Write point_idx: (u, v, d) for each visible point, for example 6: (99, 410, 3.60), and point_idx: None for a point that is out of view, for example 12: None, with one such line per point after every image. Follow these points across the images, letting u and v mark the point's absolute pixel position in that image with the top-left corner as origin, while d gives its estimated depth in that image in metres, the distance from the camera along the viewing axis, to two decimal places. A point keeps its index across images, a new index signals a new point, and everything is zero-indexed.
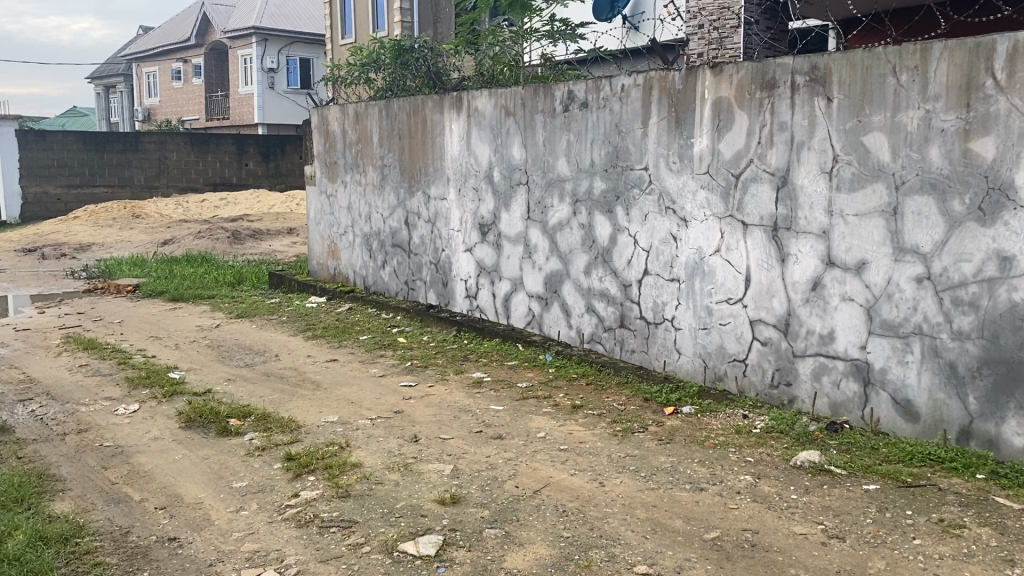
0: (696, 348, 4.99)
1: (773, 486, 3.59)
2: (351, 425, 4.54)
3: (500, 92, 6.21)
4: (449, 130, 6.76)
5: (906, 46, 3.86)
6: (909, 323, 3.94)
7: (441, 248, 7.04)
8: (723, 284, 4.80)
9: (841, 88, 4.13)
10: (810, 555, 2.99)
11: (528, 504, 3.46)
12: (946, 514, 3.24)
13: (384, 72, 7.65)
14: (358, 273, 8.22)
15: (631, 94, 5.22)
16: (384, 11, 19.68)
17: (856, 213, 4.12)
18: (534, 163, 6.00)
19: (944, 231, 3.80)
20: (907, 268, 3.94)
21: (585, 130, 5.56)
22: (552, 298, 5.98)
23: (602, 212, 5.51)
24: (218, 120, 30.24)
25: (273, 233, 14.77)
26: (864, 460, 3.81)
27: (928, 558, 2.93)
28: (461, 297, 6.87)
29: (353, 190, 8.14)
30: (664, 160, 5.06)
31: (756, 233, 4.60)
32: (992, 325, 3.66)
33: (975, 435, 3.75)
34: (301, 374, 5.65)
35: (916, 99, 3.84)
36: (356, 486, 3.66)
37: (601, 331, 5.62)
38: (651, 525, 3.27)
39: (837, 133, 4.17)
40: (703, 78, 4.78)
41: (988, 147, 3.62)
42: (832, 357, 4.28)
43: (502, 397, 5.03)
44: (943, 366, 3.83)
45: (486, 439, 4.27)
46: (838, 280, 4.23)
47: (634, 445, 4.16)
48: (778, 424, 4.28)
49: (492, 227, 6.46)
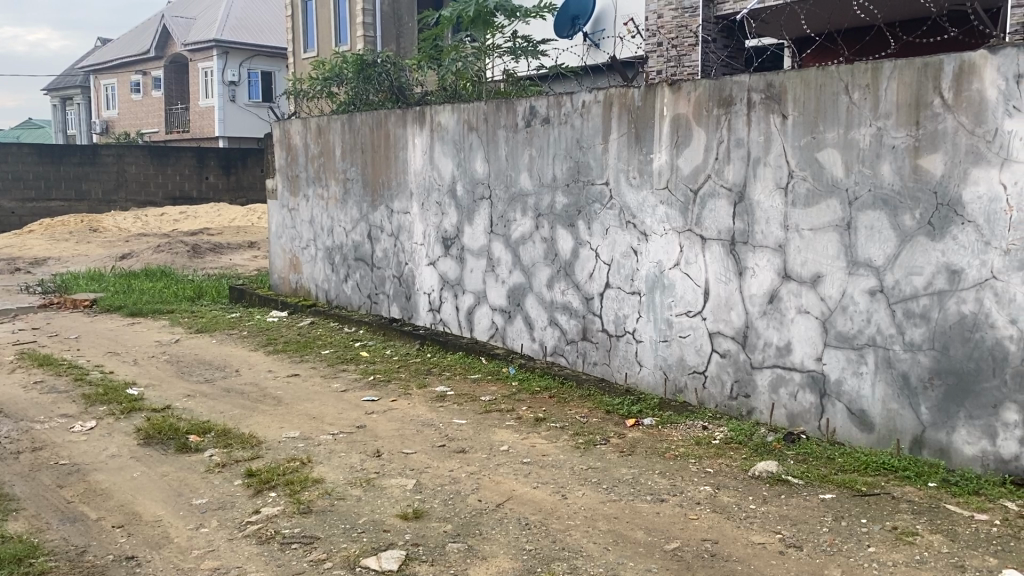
0: (656, 360, 5.05)
1: (731, 496, 3.65)
2: (312, 440, 4.51)
3: (463, 107, 6.25)
4: (411, 144, 6.78)
5: (858, 65, 3.96)
6: (864, 335, 4.03)
7: (404, 261, 7.03)
8: (683, 297, 4.87)
9: (796, 105, 4.23)
10: (768, 563, 3.04)
11: (491, 517, 3.47)
12: (900, 522, 3.31)
13: (346, 85, 7.61)
14: (320, 286, 8.18)
15: (592, 110, 5.28)
16: (347, 25, 19.66)
17: (811, 227, 4.21)
18: (497, 177, 6.04)
19: (896, 246, 3.90)
20: (861, 281, 4.03)
21: (547, 145, 5.62)
22: (515, 311, 6.01)
23: (564, 226, 5.56)
24: (179, 133, 29.91)
25: (234, 247, 14.60)
26: (821, 469, 3.89)
27: (882, 565, 2.99)
28: (424, 311, 6.87)
29: (315, 203, 8.11)
30: (624, 175, 5.13)
31: (714, 247, 4.67)
32: (943, 337, 3.76)
33: (927, 444, 3.84)
34: (263, 390, 5.61)
35: (868, 117, 3.95)
36: (318, 501, 3.64)
37: (564, 344, 5.66)
38: (613, 536, 3.30)
39: (791, 149, 4.26)
40: (662, 95, 4.86)
41: (936, 163, 3.74)
42: (789, 369, 4.36)
43: (466, 410, 5.04)
44: (896, 377, 3.92)
45: (449, 453, 4.28)
46: (794, 293, 4.31)
47: (596, 457, 4.19)
48: (737, 435, 4.35)
49: (455, 241, 6.48)
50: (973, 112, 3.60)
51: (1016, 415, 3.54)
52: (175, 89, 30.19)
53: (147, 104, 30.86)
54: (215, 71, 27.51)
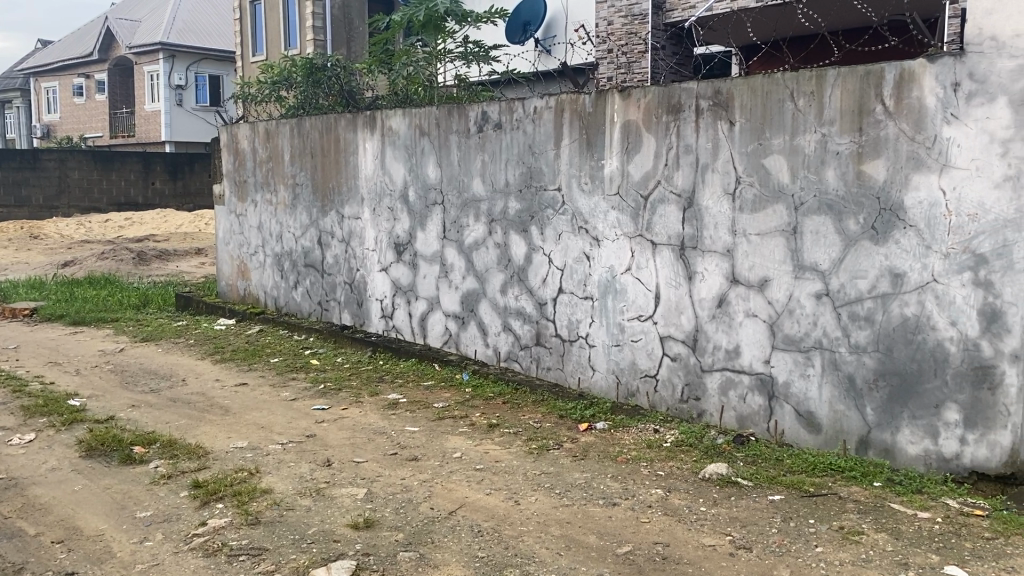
0: (609, 364, 5.07)
1: (682, 498, 3.68)
2: (261, 450, 4.44)
3: (414, 112, 6.22)
4: (362, 149, 6.72)
5: (803, 73, 4.03)
6: (811, 338, 4.10)
7: (355, 267, 6.96)
8: (634, 302, 4.90)
9: (743, 111, 4.29)
10: (718, 565, 3.07)
11: (443, 525, 3.45)
12: (846, 522, 3.36)
13: (295, 89, 7.54)
14: (269, 293, 8.06)
15: (543, 116, 5.29)
16: (296, 28, 19.46)
17: (758, 232, 4.27)
18: (449, 182, 6.02)
19: (840, 250, 3.97)
20: (807, 284, 4.10)
21: (499, 150, 5.61)
22: (468, 317, 5.99)
23: (517, 232, 5.56)
24: (124, 137, 29.31)
25: (181, 253, 14.34)
26: (769, 471, 3.94)
27: (829, 564, 3.04)
28: (376, 317, 6.81)
29: (263, 209, 7.99)
30: (576, 181, 5.15)
31: (664, 252, 4.71)
32: (886, 339, 3.84)
33: (872, 445, 3.92)
34: (210, 399, 5.50)
35: (813, 123, 4.02)
36: (266, 512, 3.58)
37: (517, 349, 5.66)
38: (566, 542, 3.29)
39: (739, 156, 4.32)
40: (613, 101, 4.89)
41: (879, 169, 3.82)
42: (738, 371, 4.41)
43: (418, 417, 5.01)
44: (842, 379, 3.99)
45: (401, 461, 4.24)
46: (742, 297, 4.37)
47: (549, 462, 4.20)
48: (688, 438, 4.38)
49: (408, 246, 6.43)
50: (913, 119, 3.69)
51: (956, 414, 3.63)
52: (120, 92, 29.60)
53: (90, 108, 30.17)
54: (161, 74, 27.01)
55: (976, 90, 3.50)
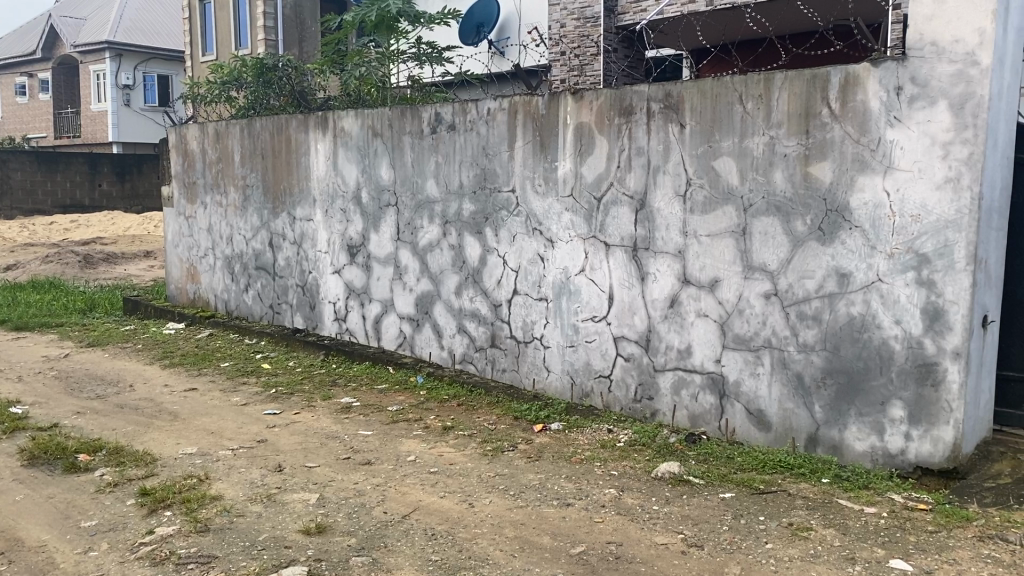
0: (564, 365, 5.08)
1: (635, 498, 3.71)
2: (211, 456, 4.37)
3: (367, 113, 6.17)
4: (314, 150, 6.66)
5: (751, 76, 4.09)
6: (760, 337, 4.16)
7: (307, 270, 6.88)
8: (588, 303, 4.92)
9: (693, 115, 4.33)
10: (671, 564, 3.09)
11: (396, 529, 3.42)
12: (795, 518, 3.42)
13: (246, 90, 7.46)
14: (219, 297, 7.94)
15: (497, 118, 5.29)
16: (247, 28, 19.20)
17: (708, 233, 4.32)
18: (403, 184, 5.98)
19: (788, 250, 4.04)
20: (757, 285, 4.16)
21: (453, 151, 5.60)
22: (423, 319, 5.96)
23: (471, 233, 5.55)
24: (70, 138, 28.65)
25: (129, 256, 14.06)
26: (720, 469, 3.98)
27: (779, 561, 3.08)
28: (329, 320, 6.74)
29: (213, 211, 7.87)
30: (530, 182, 5.16)
31: (617, 253, 4.74)
32: (834, 338, 3.91)
33: (821, 442, 3.99)
34: (158, 405, 5.40)
35: (761, 126, 4.08)
36: (215, 519, 3.52)
37: (472, 351, 5.64)
38: (519, 543, 3.29)
39: (689, 158, 4.37)
40: (566, 103, 4.91)
41: (825, 171, 3.89)
42: (690, 370, 4.46)
43: (372, 421, 4.97)
44: (791, 377, 4.06)
45: (354, 466, 4.20)
46: (693, 297, 4.41)
47: (503, 464, 4.19)
48: (641, 437, 4.41)
49: (361, 248, 6.38)
50: (858, 121, 3.76)
51: (901, 411, 3.71)
52: (65, 92, 28.92)
53: (33, 108, 29.44)
54: (108, 74, 26.45)
55: (918, 94, 3.59)
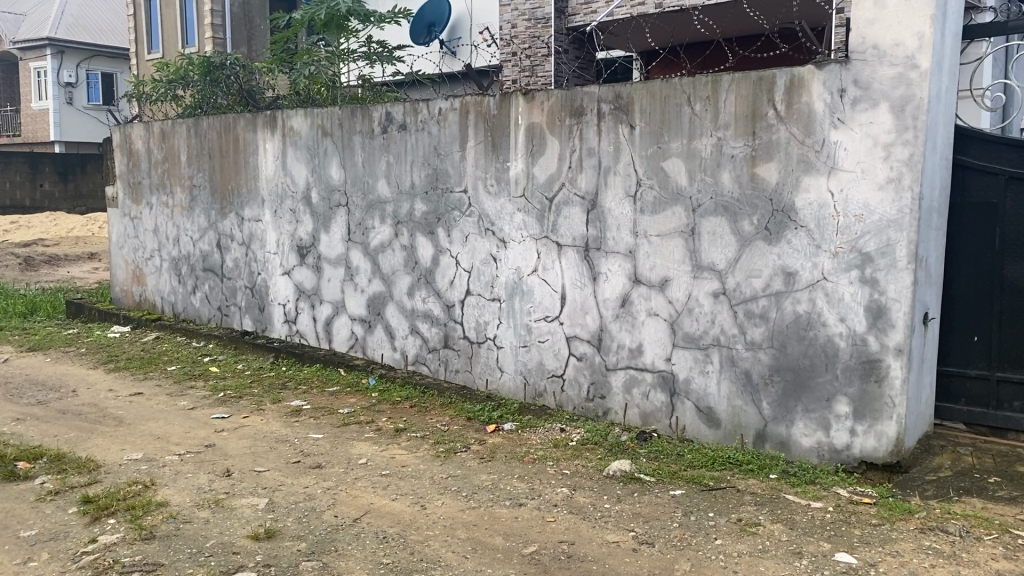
0: (517, 365, 5.09)
1: (587, 496, 3.72)
2: (157, 461, 4.28)
3: (317, 112, 6.11)
4: (263, 149, 6.57)
5: (699, 78, 4.14)
6: (709, 335, 4.21)
7: (256, 271, 6.78)
8: (541, 303, 4.93)
9: (643, 116, 4.37)
10: (622, 562, 3.11)
11: (347, 533, 3.39)
12: (744, 514, 3.46)
13: (193, 89, 7.35)
14: (166, 299, 7.78)
15: (448, 118, 5.28)
16: (194, 25, 18.84)
17: (658, 233, 4.36)
18: (353, 184, 5.93)
19: (736, 250, 4.09)
20: (705, 284, 4.21)
21: (404, 151, 5.57)
22: (374, 321, 5.91)
23: (423, 234, 5.53)
24: (9, 137, 27.87)
25: (71, 258, 13.73)
26: (671, 466, 4.03)
27: (728, 556, 3.12)
28: (278, 322, 6.65)
29: (159, 212, 7.72)
30: (482, 182, 5.15)
31: (569, 253, 4.76)
32: (780, 336, 3.98)
33: (769, 438, 4.06)
34: (102, 410, 5.28)
35: (709, 128, 4.13)
36: (161, 526, 3.45)
37: (425, 352, 5.61)
38: (471, 544, 3.28)
39: (639, 158, 4.40)
40: (517, 104, 4.91)
41: (771, 172, 3.96)
42: (641, 369, 4.49)
43: (322, 424, 4.92)
44: (739, 375, 4.12)
45: (304, 469, 4.15)
46: (644, 297, 4.45)
47: (456, 465, 4.18)
48: (593, 436, 4.44)
49: (311, 249, 6.30)
50: (803, 123, 3.83)
51: (846, 407, 3.79)
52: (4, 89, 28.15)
53: None
54: (49, 71, 25.77)
55: (861, 97, 3.66)
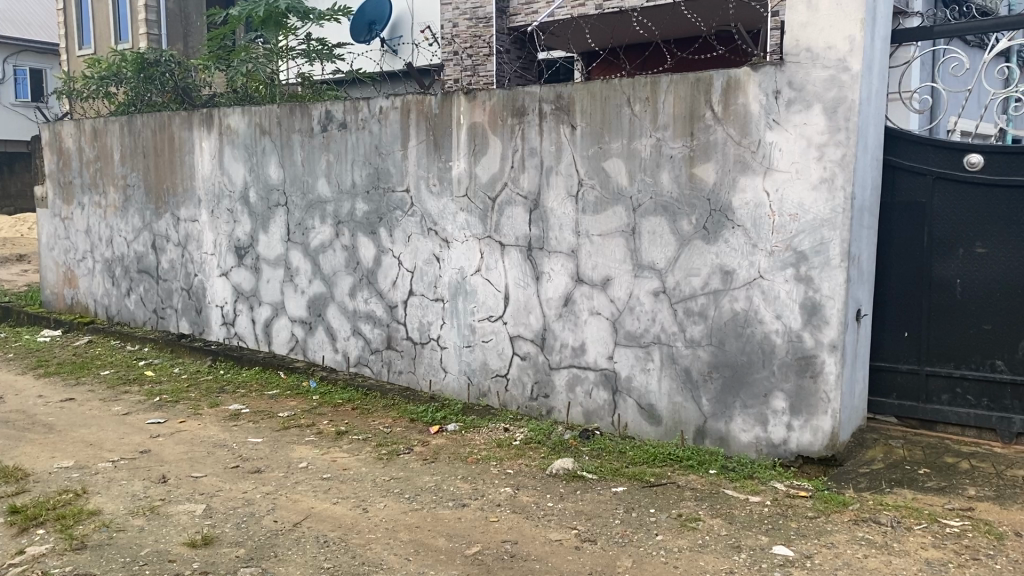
0: (460, 365, 5.07)
1: (531, 495, 3.73)
2: (89, 469, 4.16)
3: (254, 110, 6.01)
4: (199, 148, 6.43)
5: (639, 79, 4.18)
6: (649, 333, 4.26)
7: (193, 272, 6.64)
8: (484, 303, 4.93)
9: (584, 116, 4.40)
10: (565, 560, 3.13)
11: (287, 538, 3.34)
12: (684, 509, 3.51)
13: (125, 86, 7.19)
14: (99, 302, 7.57)
15: (389, 116, 5.24)
16: (128, 21, 18.37)
17: (600, 233, 4.39)
18: (293, 183, 5.85)
19: (675, 249, 4.15)
20: (646, 283, 4.25)
21: (345, 150, 5.51)
22: (315, 322, 5.84)
23: (364, 234, 5.48)
24: None
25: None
26: (613, 463, 4.06)
27: (668, 552, 3.16)
28: (216, 324, 6.53)
29: (91, 213, 7.50)
30: (424, 182, 5.13)
31: (512, 253, 4.77)
32: (719, 333, 4.04)
33: (708, 434, 4.12)
34: (31, 417, 5.11)
35: (648, 128, 4.18)
36: (93, 535, 3.35)
37: (367, 353, 5.56)
38: (414, 546, 3.27)
39: (580, 159, 4.43)
40: (458, 103, 4.90)
41: (709, 172, 4.02)
42: (584, 368, 4.52)
43: (262, 428, 4.84)
44: (680, 372, 4.17)
45: (243, 474, 4.08)
46: (586, 296, 4.48)
47: (398, 467, 4.16)
48: (536, 435, 4.45)
49: (250, 250, 6.19)
50: (740, 124, 3.90)
51: (783, 402, 3.87)
52: None
53: None
54: None
55: (794, 98, 3.74)
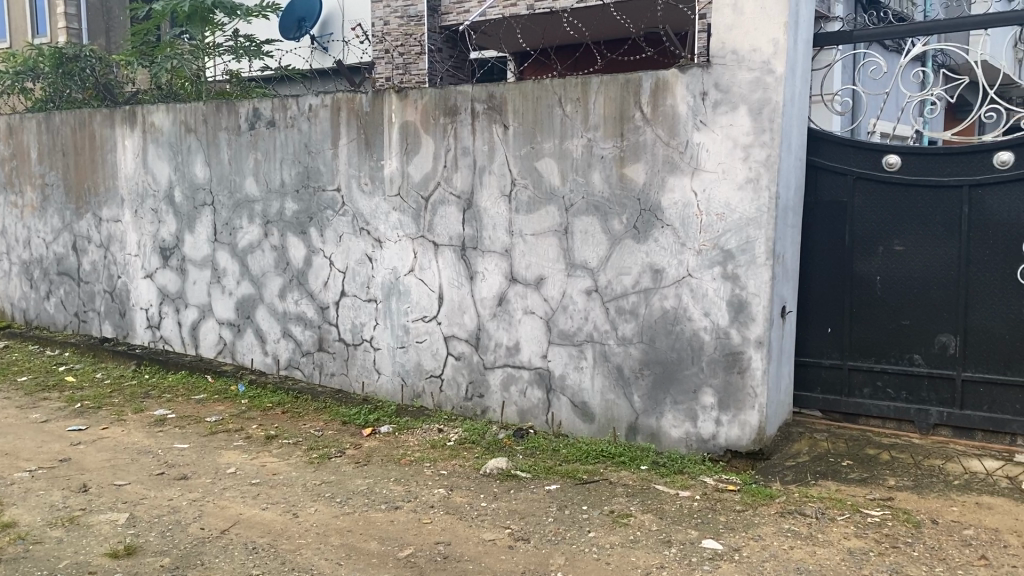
0: (394, 366, 5.03)
1: (464, 496, 3.72)
2: (5, 479, 4.00)
3: (179, 107, 5.87)
4: (121, 146, 6.25)
5: (570, 80, 4.20)
6: (582, 332, 4.29)
7: (116, 274, 6.45)
8: (418, 303, 4.90)
9: (516, 116, 4.41)
10: (498, 559, 3.13)
11: (214, 545, 3.27)
12: (616, 505, 3.55)
13: (44, 82, 6.99)
14: (16, 305, 7.30)
15: (319, 114, 5.17)
16: (44, 12, 17.38)
17: (533, 232, 4.41)
18: (219, 182, 5.72)
19: (607, 249, 4.19)
20: (579, 282, 4.28)
21: (273, 149, 5.42)
22: (244, 325, 5.73)
23: (294, 234, 5.39)
24: None
25: None
26: (547, 461, 4.08)
27: (601, 548, 3.19)
28: (141, 328, 6.35)
29: (7, 213, 7.22)
30: (355, 181, 5.07)
31: (446, 252, 4.75)
32: (649, 330, 4.09)
33: (640, 431, 4.17)
34: None
35: (579, 128, 4.21)
36: (8, 549, 3.22)
37: (298, 356, 5.47)
38: (345, 551, 3.23)
39: (513, 158, 4.44)
40: (390, 101, 4.86)
41: (639, 172, 4.07)
42: (518, 367, 4.53)
43: (188, 433, 4.72)
44: (612, 369, 4.21)
45: (168, 481, 3.97)
46: (520, 295, 4.49)
47: (330, 470, 4.10)
48: (470, 435, 4.45)
49: (175, 251, 6.04)
50: (668, 125, 3.96)
51: (712, 398, 3.94)
52: None
53: None
54: None
55: (720, 100, 3.82)
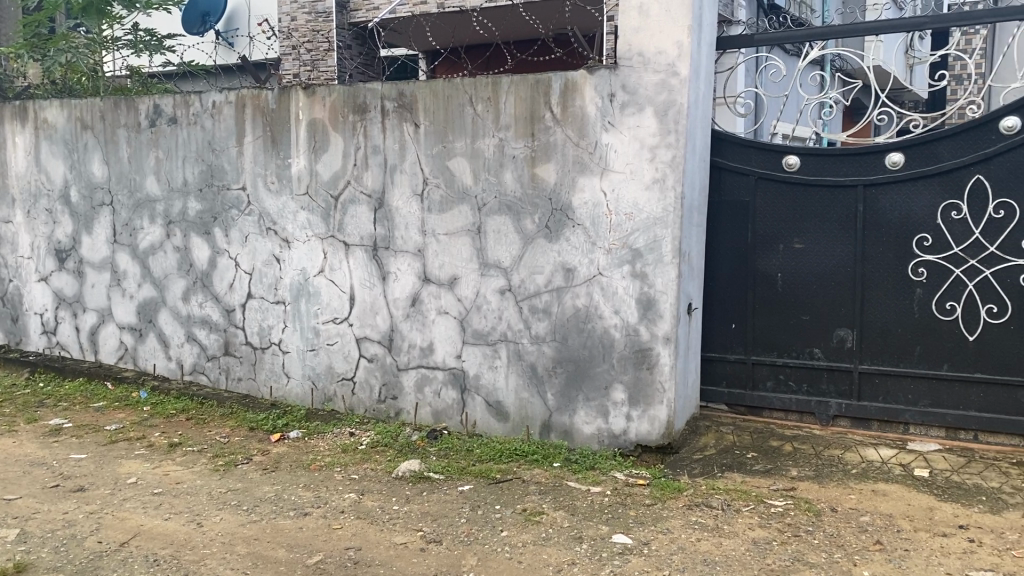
0: (305, 370, 4.94)
1: (375, 499, 3.68)
2: None
3: (74, 103, 5.63)
4: (12, 143, 5.96)
5: (480, 79, 4.20)
6: (496, 331, 4.29)
7: (7, 278, 6.15)
8: (328, 304, 4.82)
9: (426, 115, 4.38)
10: (409, 562, 3.10)
11: (112, 559, 3.14)
12: (528, 504, 3.56)
13: None
14: None
15: (223, 111, 5.03)
16: None
17: (446, 232, 4.39)
18: (118, 181, 5.51)
19: (519, 248, 4.20)
20: (492, 281, 4.29)
21: (175, 147, 5.25)
22: (146, 329, 5.53)
23: (198, 234, 5.23)
24: None
25: None
26: (460, 462, 4.07)
27: (513, 547, 3.20)
28: (35, 334, 6.07)
29: None
30: (262, 180, 4.96)
31: (357, 252, 4.68)
32: (562, 329, 4.12)
33: (553, 428, 4.20)
34: None
35: (490, 128, 4.21)
36: None
37: (203, 360, 5.32)
38: (251, 559, 3.15)
39: (425, 157, 4.41)
40: (297, 98, 4.77)
41: (550, 172, 4.09)
42: (431, 368, 4.51)
43: (86, 443, 4.53)
44: (525, 368, 4.23)
45: (63, 494, 3.80)
46: (434, 295, 4.46)
47: (236, 478, 4.00)
48: (382, 438, 4.40)
49: (71, 253, 5.79)
50: (577, 125, 4.00)
51: (622, 394, 4.00)
52: None
53: None
54: None
55: (628, 101, 3.87)
